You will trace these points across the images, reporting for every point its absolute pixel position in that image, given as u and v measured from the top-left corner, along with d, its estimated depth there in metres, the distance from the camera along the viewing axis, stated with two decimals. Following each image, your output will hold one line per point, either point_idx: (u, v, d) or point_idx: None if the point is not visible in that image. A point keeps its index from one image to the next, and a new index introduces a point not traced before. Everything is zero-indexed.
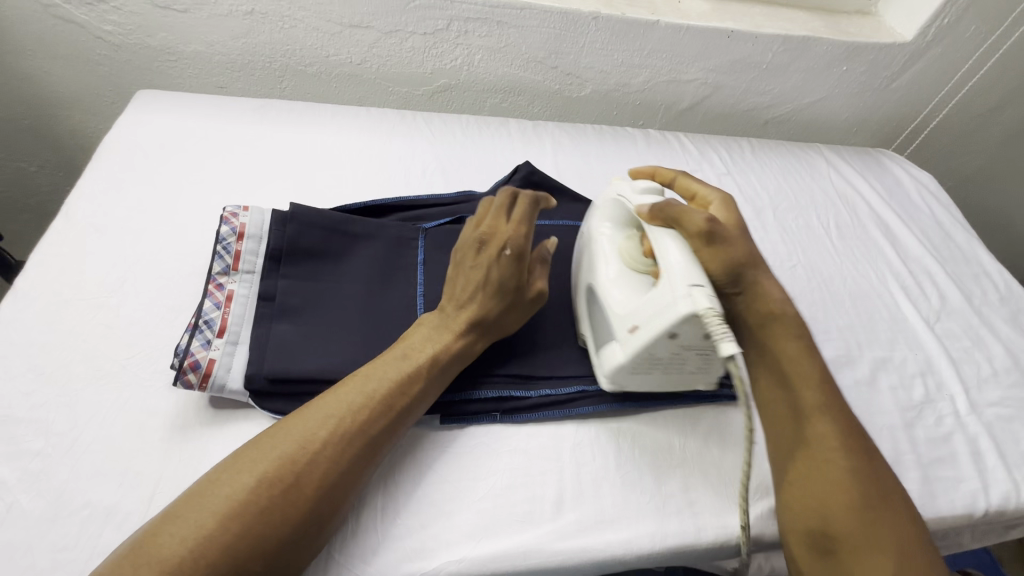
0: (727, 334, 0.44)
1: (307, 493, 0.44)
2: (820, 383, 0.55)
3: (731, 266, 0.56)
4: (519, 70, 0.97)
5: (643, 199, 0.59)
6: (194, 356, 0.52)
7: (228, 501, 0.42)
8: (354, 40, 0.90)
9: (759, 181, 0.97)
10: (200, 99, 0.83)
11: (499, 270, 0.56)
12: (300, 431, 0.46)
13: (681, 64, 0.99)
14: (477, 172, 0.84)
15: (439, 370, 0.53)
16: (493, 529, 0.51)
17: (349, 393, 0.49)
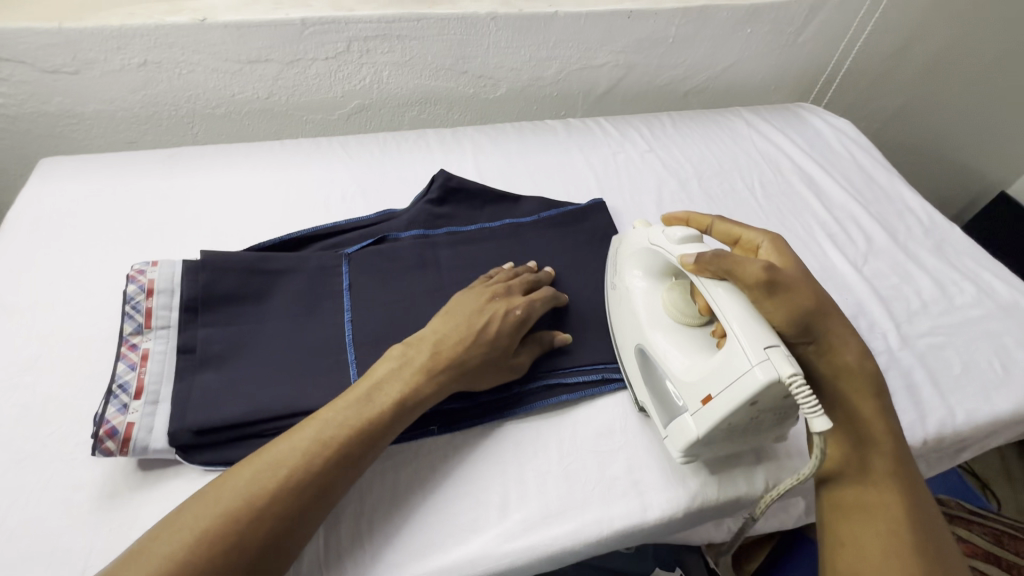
0: (813, 405, 0.44)
1: (254, 548, 0.42)
2: (895, 449, 0.53)
3: (800, 317, 0.51)
4: (430, 80, 0.98)
5: (686, 249, 0.56)
6: (110, 423, 0.51)
7: (164, 560, 0.40)
8: (257, 75, 0.89)
9: (681, 153, 0.98)
10: (104, 158, 0.82)
11: (503, 321, 0.58)
12: (249, 480, 0.45)
13: (589, 51, 1.00)
14: (398, 188, 0.84)
15: (400, 411, 0.52)
16: (440, 542, 0.51)
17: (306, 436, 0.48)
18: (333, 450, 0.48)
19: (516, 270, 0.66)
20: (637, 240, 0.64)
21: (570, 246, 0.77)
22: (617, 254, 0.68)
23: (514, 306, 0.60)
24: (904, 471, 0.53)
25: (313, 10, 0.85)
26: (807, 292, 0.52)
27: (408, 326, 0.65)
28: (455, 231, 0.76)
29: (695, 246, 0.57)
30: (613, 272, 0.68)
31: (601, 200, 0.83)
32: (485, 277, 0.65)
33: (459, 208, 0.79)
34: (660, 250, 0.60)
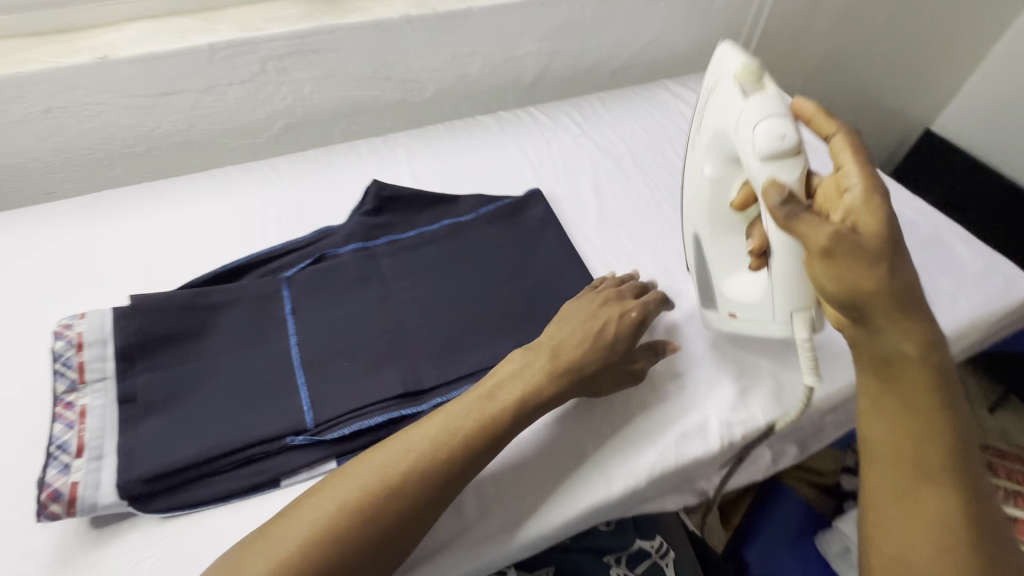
0: (808, 368, 0.58)
1: (369, 545, 0.46)
2: (956, 439, 0.48)
3: (853, 295, 0.47)
4: (355, 91, 0.96)
5: (764, 173, 0.54)
6: (52, 486, 0.50)
7: (287, 550, 0.44)
8: (173, 108, 0.86)
9: (614, 132, 1.00)
10: (20, 214, 0.78)
11: (618, 327, 0.60)
12: (365, 474, 0.48)
13: (510, 42, 1.01)
14: (335, 205, 0.83)
15: (498, 427, 0.53)
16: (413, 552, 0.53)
17: (394, 453, 0.50)
18: (417, 476, 0.48)
19: (618, 279, 0.68)
20: (732, 105, 0.58)
21: (512, 239, 0.77)
22: (700, 123, 0.65)
23: (630, 314, 0.62)
24: (966, 463, 0.48)
25: (220, 35, 0.83)
26: (880, 276, 0.46)
27: (358, 341, 0.65)
28: (396, 240, 0.76)
29: (784, 174, 0.54)
30: (696, 137, 0.66)
31: (537, 190, 0.84)
32: (592, 285, 0.67)
33: (397, 216, 0.79)
34: (740, 138, 0.57)
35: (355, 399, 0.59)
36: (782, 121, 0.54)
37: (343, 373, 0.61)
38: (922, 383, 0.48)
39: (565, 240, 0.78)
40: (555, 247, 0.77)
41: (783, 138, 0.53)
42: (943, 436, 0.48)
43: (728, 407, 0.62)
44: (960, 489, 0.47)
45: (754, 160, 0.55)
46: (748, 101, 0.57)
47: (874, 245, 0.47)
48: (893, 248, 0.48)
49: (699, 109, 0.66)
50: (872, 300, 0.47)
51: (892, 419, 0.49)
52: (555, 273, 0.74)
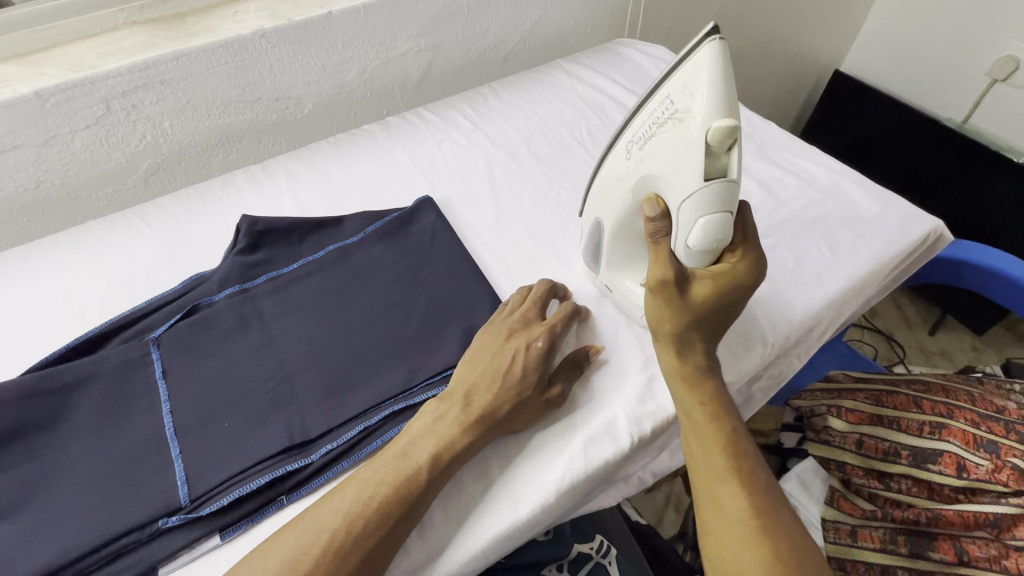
0: None
1: None
2: (740, 437, 0.51)
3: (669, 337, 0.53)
4: (223, 118, 0.89)
5: (683, 241, 0.50)
6: None
7: None
8: (12, 166, 0.78)
9: (508, 122, 0.96)
10: None
11: (527, 358, 0.58)
12: (283, 552, 0.47)
13: (384, 43, 0.95)
14: (211, 246, 0.77)
15: (402, 505, 0.49)
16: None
17: (281, 556, 0.46)
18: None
19: (532, 291, 0.65)
20: (690, 160, 0.47)
21: (402, 255, 0.73)
22: (653, 132, 0.50)
23: (539, 338, 0.60)
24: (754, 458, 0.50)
25: (46, 79, 0.74)
26: (695, 333, 0.52)
27: (236, 395, 0.60)
28: (276, 276, 0.70)
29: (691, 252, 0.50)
30: (639, 139, 0.52)
31: (426, 198, 0.80)
32: (504, 306, 0.64)
33: (275, 250, 0.73)
34: (676, 217, 0.49)
35: (232, 465, 0.54)
36: (721, 219, 0.48)
37: (220, 436, 0.56)
38: (705, 392, 0.52)
39: (458, 248, 0.74)
40: (448, 257, 0.73)
41: (712, 245, 0.49)
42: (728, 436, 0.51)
43: (631, 401, 0.60)
44: (751, 483, 0.49)
45: (676, 243, 0.51)
46: (708, 180, 0.47)
47: (700, 316, 0.52)
48: (718, 319, 0.53)
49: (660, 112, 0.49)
50: (681, 337, 0.52)
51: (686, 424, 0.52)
52: (448, 285, 0.70)
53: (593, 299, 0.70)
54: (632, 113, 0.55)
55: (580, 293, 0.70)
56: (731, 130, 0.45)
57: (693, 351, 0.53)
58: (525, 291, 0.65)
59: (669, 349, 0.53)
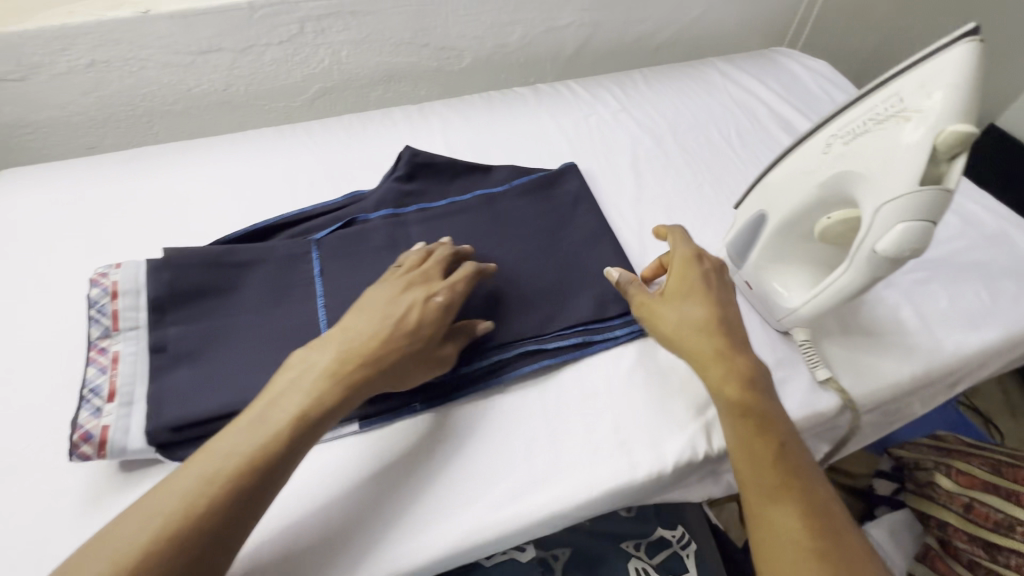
0: (817, 363, 0.62)
1: (199, 537, 0.41)
2: (794, 456, 0.51)
3: (678, 335, 0.56)
4: (391, 57, 0.95)
5: (872, 244, 0.49)
6: (83, 427, 0.51)
7: (129, 547, 0.40)
8: (211, 66, 0.86)
9: (656, 109, 0.96)
10: (67, 165, 0.80)
11: (423, 311, 0.55)
12: (199, 465, 0.44)
13: (552, 10, 0.97)
14: (367, 170, 0.82)
15: (300, 436, 0.47)
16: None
17: (205, 461, 0.44)
18: (204, 506, 0.42)
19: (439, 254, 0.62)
20: (908, 161, 0.47)
21: (544, 212, 0.75)
22: (870, 128, 0.50)
23: (431, 297, 0.56)
24: (808, 481, 0.50)
25: None
26: (691, 308, 0.57)
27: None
28: (427, 208, 0.74)
29: (872, 258, 0.49)
30: (847, 134, 0.52)
31: (572, 164, 0.81)
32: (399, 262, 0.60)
33: (428, 184, 0.77)
34: (872, 216, 0.49)
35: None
36: (921, 228, 0.47)
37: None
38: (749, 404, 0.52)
39: (598, 216, 0.75)
40: (588, 223, 0.74)
41: (904, 253, 0.48)
42: (781, 455, 0.50)
43: None
44: (808, 509, 0.48)
45: (862, 244, 0.50)
46: (922, 185, 0.46)
47: (687, 290, 0.58)
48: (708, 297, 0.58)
49: (880, 110, 0.50)
50: (681, 323, 0.56)
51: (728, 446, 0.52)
52: (585, 248, 0.72)
53: None
54: (836, 111, 0.55)
55: None
56: (965, 137, 0.44)
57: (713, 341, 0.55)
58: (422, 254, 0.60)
59: (681, 344, 0.56)
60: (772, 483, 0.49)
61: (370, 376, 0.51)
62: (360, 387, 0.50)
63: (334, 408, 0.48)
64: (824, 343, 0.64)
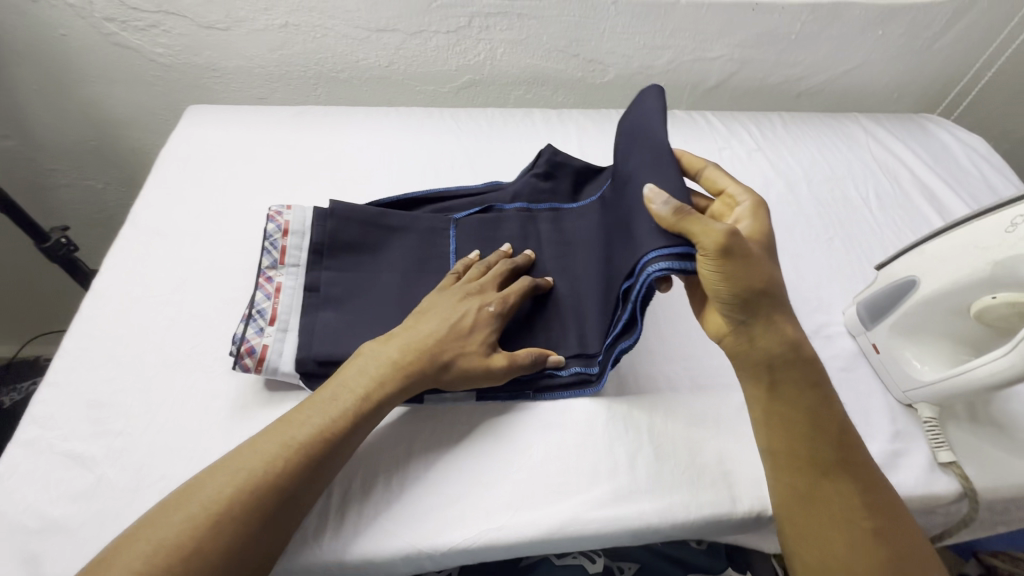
0: (939, 443, 0.59)
1: (307, 475, 0.47)
2: (850, 434, 0.53)
3: (750, 279, 0.50)
4: (542, 61, 0.98)
5: None
6: (249, 342, 0.57)
7: (245, 475, 0.45)
8: (382, 44, 0.93)
9: (792, 154, 0.95)
10: (245, 110, 0.89)
11: (477, 319, 0.57)
12: (309, 416, 0.49)
13: (705, 41, 0.98)
14: (504, 163, 0.86)
15: (380, 397, 0.52)
16: (311, 538, 0.50)
17: (308, 415, 0.49)
18: (313, 439, 0.48)
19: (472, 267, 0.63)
20: None
21: None
22: None
23: (487, 308, 0.58)
24: (863, 455, 0.53)
25: None
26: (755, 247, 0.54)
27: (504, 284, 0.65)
28: (558, 208, 0.73)
29: None
30: None
31: (657, 87, 0.65)
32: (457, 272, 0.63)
33: (561, 183, 0.76)
34: None
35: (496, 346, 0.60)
36: None
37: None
38: (801, 375, 0.53)
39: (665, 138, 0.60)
40: (642, 148, 0.60)
41: None
42: (840, 433, 0.53)
43: None
44: (865, 483, 0.51)
45: None
46: None
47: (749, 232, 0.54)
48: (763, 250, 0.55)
49: None
50: (750, 257, 0.50)
51: (780, 419, 0.53)
52: None
53: (849, 351, 0.68)
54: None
55: (833, 341, 0.69)
56: None
57: (772, 298, 0.52)
58: (478, 271, 0.62)
59: (754, 278, 0.51)
60: (831, 459, 0.52)
61: (434, 366, 0.54)
62: (425, 374, 0.54)
63: (405, 381, 0.53)
64: (951, 426, 0.62)
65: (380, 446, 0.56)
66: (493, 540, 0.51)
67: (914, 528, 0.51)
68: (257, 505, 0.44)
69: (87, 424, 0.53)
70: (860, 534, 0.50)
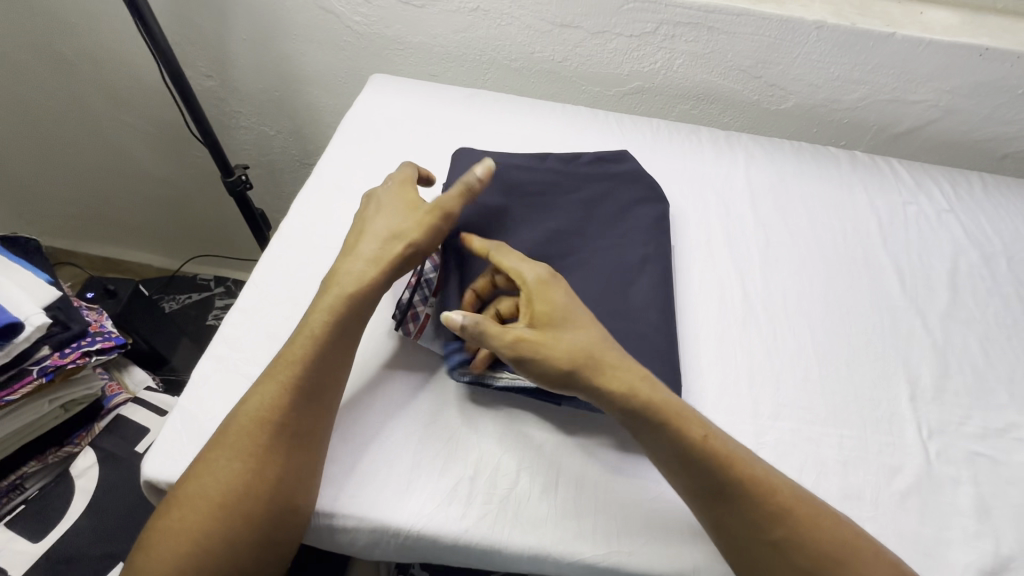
0: None
1: (309, 398, 0.51)
2: (718, 441, 0.49)
3: (559, 374, 0.49)
4: (718, 78, 0.94)
5: None
6: (415, 309, 0.59)
7: (257, 411, 0.50)
8: (561, 39, 0.93)
9: (991, 222, 0.84)
10: (422, 86, 0.93)
11: (379, 199, 0.62)
12: (292, 350, 0.52)
13: (911, 83, 0.89)
14: (665, 177, 0.83)
15: (341, 324, 0.54)
16: (432, 508, 0.51)
17: (297, 345, 0.53)
18: (295, 374, 0.51)
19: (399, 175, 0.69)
20: None
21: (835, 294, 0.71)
22: None
23: (410, 187, 0.63)
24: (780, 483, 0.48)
25: None
26: (556, 339, 0.50)
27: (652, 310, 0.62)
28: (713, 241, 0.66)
29: None
30: None
31: (462, 151, 0.74)
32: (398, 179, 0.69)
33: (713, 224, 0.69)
34: None
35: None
36: None
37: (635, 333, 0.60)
38: (657, 422, 0.48)
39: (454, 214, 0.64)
40: None
41: None
42: (708, 452, 0.48)
43: None
44: (773, 504, 0.47)
45: None
46: None
47: (543, 327, 0.51)
48: (559, 323, 0.51)
49: None
50: (540, 363, 0.49)
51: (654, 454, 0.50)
52: (875, 348, 0.67)
53: None
54: None
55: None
56: None
57: (584, 379, 0.49)
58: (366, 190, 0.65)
59: (553, 378, 0.50)
60: (715, 487, 0.47)
61: (389, 249, 0.57)
62: (382, 265, 0.56)
63: (362, 289, 0.55)
64: None
65: (519, 438, 0.55)
66: (624, 564, 0.49)
67: (848, 527, 0.47)
68: (270, 437, 0.49)
69: (266, 353, 0.58)
70: (775, 553, 0.46)
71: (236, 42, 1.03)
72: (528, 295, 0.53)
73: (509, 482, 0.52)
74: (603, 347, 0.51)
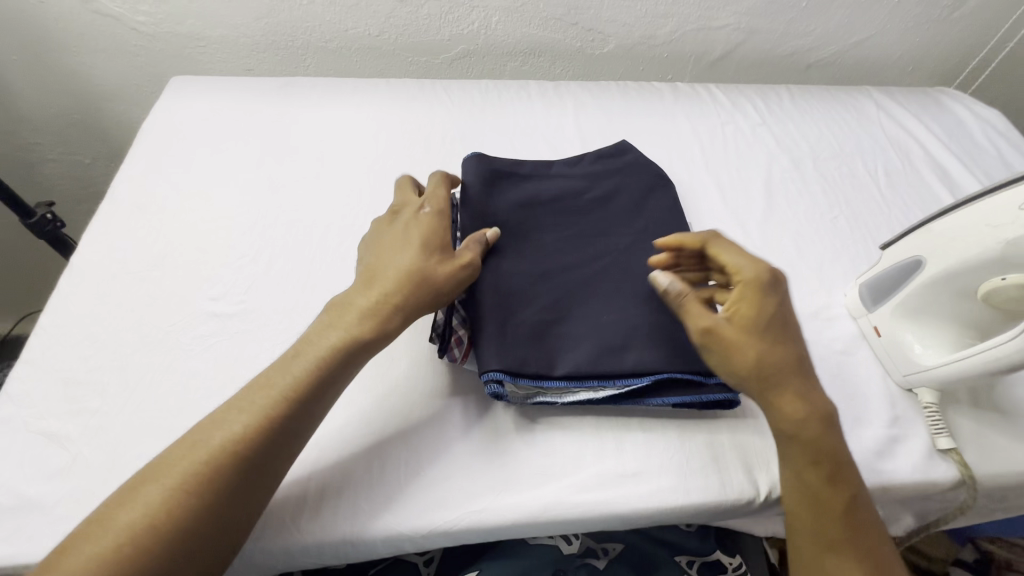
0: (939, 430, 0.57)
1: (265, 468, 0.44)
2: (857, 497, 0.48)
3: (748, 372, 0.49)
4: (539, 30, 0.94)
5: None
6: (458, 333, 0.55)
7: (193, 474, 0.42)
8: (371, 12, 0.89)
9: (798, 128, 0.91)
10: (229, 82, 0.86)
11: (399, 231, 0.56)
12: (252, 410, 0.45)
13: (711, 10, 0.94)
14: (496, 137, 0.83)
15: (339, 361, 0.49)
16: (288, 517, 0.49)
17: (257, 405, 0.46)
18: (255, 438, 0.44)
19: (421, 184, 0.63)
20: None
21: None
22: None
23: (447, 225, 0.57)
24: (868, 531, 0.47)
25: None
26: (754, 341, 0.50)
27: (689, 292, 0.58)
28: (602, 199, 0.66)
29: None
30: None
31: None
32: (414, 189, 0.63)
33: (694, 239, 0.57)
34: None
35: (672, 358, 0.54)
36: None
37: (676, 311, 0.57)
38: (818, 458, 0.48)
39: None
40: None
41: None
42: (843, 507, 0.47)
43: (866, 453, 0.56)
44: (863, 553, 0.46)
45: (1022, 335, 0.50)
46: None
47: (748, 326, 0.50)
48: (757, 326, 0.50)
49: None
50: (731, 355, 0.49)
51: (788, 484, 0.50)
52: None
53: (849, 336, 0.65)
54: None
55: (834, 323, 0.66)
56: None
57: (763, 379, 0.49)
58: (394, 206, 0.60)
59: (752, 379, 0.49)
60: (833, 536, 0.47)
61: (402, 290, 0.51)
62: (389, 308, 0.51)
63: (349, 338, 0.49)
64: (951, 412, 0.59)
65: (357, 426, 0.54)
66: (472, 524, 0.49)
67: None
68: (199, 507, 0.41)
69: (62, 402, 0.52)
70: None
71: (6, 63, 0.90)
72: (742, 294, 0.52)
73: (347, 470, 0.51)
74: (793, 355, 0.50)
